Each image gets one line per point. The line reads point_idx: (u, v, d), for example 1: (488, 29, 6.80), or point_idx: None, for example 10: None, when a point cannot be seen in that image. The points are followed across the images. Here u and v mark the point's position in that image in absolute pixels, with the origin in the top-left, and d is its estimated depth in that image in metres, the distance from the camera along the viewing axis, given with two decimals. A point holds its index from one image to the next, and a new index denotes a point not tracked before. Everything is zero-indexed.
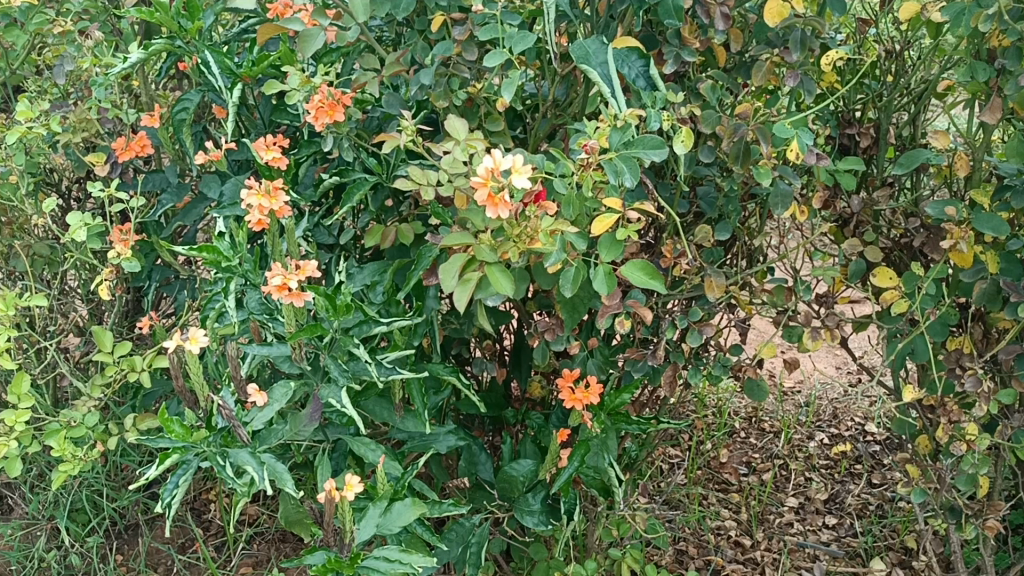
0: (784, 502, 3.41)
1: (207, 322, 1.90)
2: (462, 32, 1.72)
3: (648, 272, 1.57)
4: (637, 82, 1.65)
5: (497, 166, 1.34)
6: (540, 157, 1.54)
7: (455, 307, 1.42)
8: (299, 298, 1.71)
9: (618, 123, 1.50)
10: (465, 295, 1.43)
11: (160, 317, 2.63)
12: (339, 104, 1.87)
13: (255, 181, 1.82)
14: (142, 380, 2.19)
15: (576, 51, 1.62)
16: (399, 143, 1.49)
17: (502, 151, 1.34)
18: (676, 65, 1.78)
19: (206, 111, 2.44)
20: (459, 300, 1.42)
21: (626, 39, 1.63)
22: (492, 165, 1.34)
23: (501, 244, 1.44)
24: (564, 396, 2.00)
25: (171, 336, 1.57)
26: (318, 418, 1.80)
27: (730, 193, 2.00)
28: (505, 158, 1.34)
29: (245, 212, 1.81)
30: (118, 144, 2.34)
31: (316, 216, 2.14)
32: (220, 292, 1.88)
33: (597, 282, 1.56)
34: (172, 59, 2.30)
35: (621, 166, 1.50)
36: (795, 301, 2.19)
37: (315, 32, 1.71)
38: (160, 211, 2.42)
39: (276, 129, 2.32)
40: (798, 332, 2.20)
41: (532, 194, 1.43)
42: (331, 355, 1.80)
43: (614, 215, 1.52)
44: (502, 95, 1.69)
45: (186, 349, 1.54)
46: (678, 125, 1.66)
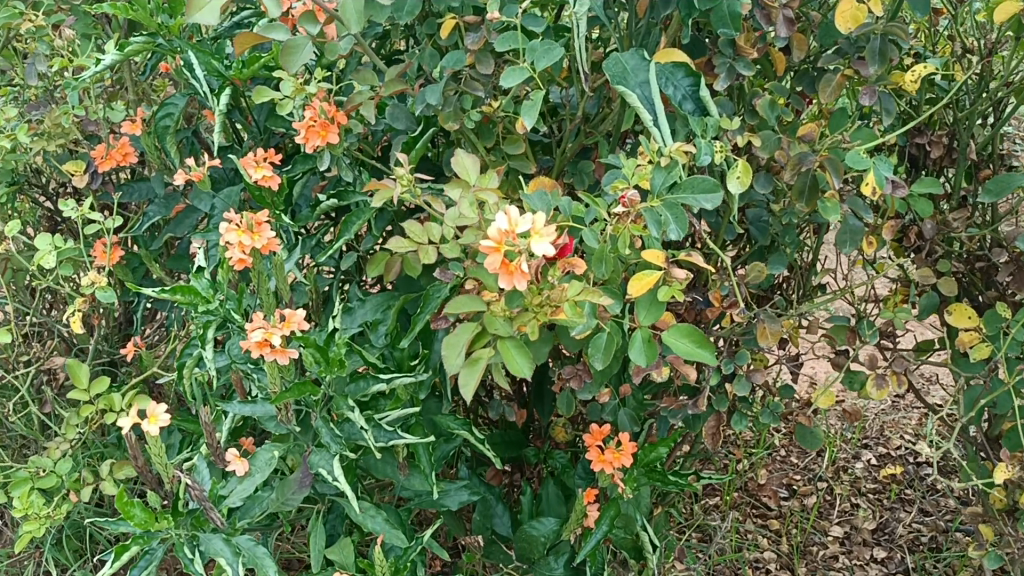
0: (828, 531, 3.15)
1: (183, 372, 1.66)
2: (476, 41, 1.46)
3: (696, 339, 1.30)
4: (683, 105, 1.38)
5: (512, 226, 1.08)
6: (566, 202, 1.28)
7: (461, 394, 1.16)
8: (283, 355, 1.46)
9: (661, 162, 1.24)
10: (473, 379, 1.16)
11: (149, 339, 2.40)
12: (333, 122, 1.61)
13: (235, 214, 1.57)
14: (121, 422, 1.97)
15: (611, 68, 1.35)
16: (394, 194, 1.24)
17: (520, 210, 1.08)
18: (729, 81, 1.50)
19: (196, 115, 2.20)
20: (465, 385, 1.15)
21: (671, 53, 1.36)
22: (506, 227, 1.08)
23: (517, 314, 1.17)
24: (592, 456, 1.74)
25: (125, 414, 1.32)
26: (308, 485, 1.56)
27: (787, 222, 1.72)
28: (523, 217, 1.08)
29: (223, 251, 1.56)
30: (97, 153, 2.10)
31: (312, 241, 1.89)
32: (197, 339, 1.64)
33: (634, 351, 1.29)
34: (156, 58, 2.07)
35: (666, 213, 1.24)
36: (858, 341, 1.91)
37: (301, 42, 1.44)
38: (147, 225, 2.18)
39: (270, 137, 2.07)
40: (861, 378, 1.92)
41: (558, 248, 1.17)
42: (322, 416, 1.56)
43: (655, 272, 1.26)
44: (523, 120, 1.41)
45: (144, 430, 1.30)
46: (733, 157, 1.38)
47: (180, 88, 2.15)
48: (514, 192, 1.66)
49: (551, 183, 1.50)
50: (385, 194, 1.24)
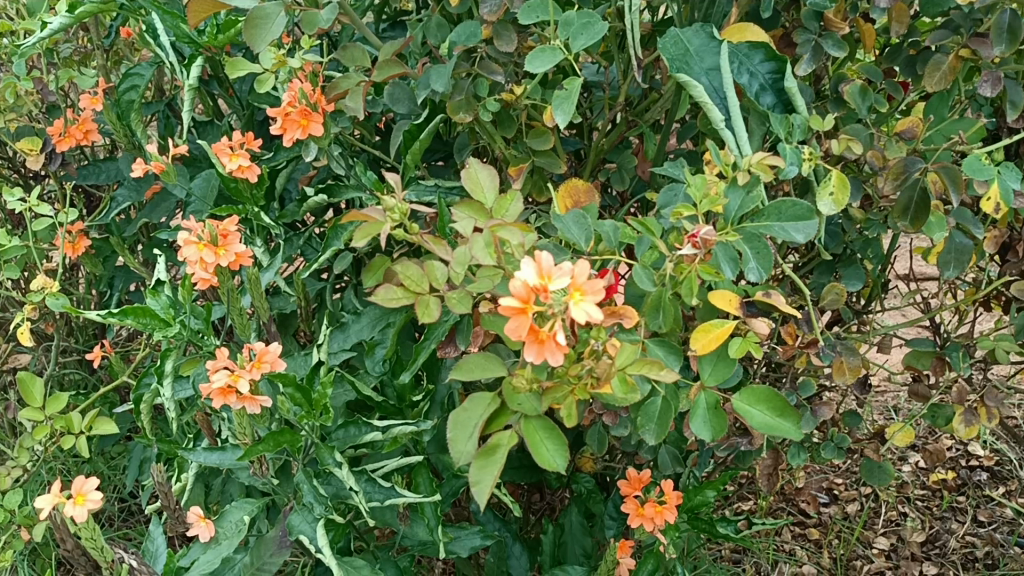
0: (873, 543, 2.72)
1: (140, 407, 1.39)
2: (494, 11, 1.16)
3: (776, 407, 1.02)
4: (761, 98, 1.06)
5: (546, 279, 0.79)
6: (612, 227, 0.99)
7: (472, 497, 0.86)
8: (254, 404, 1.19)
9: (739, 179, 0.96)
10: (489, 474, 0.87)
11: (121, 339, 2.13)
12: (317, 109, 1.30)
13: (196, 224, 1.28)
14: (79, 447, 1.70)
15: (668, 48, 1.04)
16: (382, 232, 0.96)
17: (558, 260, 0.79)
18: (814, 64, 1.19)
19: (168, 86, 1.90)
20: (478, 481, 0.86)
21: (747, 30, 1.08)
22: (536, 279, 0.79)
23: (549, 388, 0.88)
24: (628, 509, 1.47)
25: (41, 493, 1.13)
26: (288, 546, 1.30)
27: (871, 233, 1.42)
28: (561, 269, 0.79)
29: (182, 269, 1.27)
30: (53, 131, 1.81)
31: (301, 239, 1.60)
32: (156, 370, 1.37)
33: (695, 423, 1.00)
34: (120, 20, 1.80)
35: (744, 249, 0.96)
36: (944, 370, 1.61)
37: (273, 11, 1.12)
38: (115, 212, 1.90)
39: (253, 114, 1.76)
40: (946, 413, 1.61)
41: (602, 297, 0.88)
42: (304, 469, 1.29)
43: (727, 322, 0.97)
44: (555, 119, 1.06)
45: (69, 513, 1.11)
46: (825, 167, 1.08)
47: (149, 55, 1.86)
48: (539, 195, 1.36)
49: (585, 188, 1.23)
50: (371, 227, 0.96)
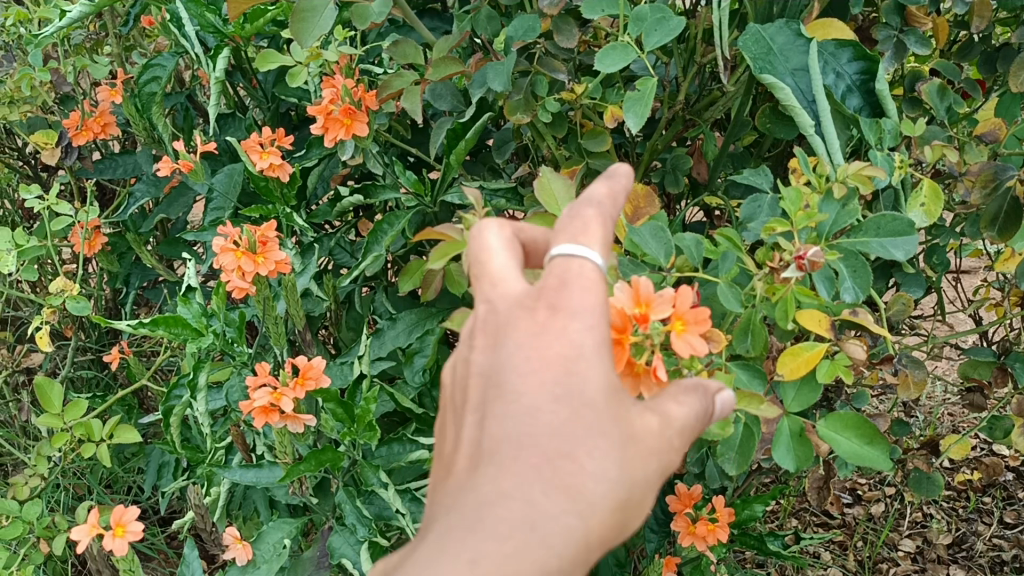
0: (898, 546, 2.33)
1: (170, 419, 1.33)
2: (555, 4, 1.08)
3: (865, 434, 0.95)
4: (846, 101, 0.98)
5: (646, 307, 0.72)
6: (693, 242, 0.93)
7: None
8: (298, 422, 1.14)
9: (835, 192, 0.89)
10: None
11: (138, 339, 2.05)
12: (360, 107, 1.22)
13: (233, 229, 1.22)
14: (98, 453, 1.63)
15: (751, 47, 0.96)
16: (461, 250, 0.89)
17: (659, 287, 0.73)
18: (895, 63, 1.11)
19: (189, 77, 1.82)
20: None
21: (830, 25, 1.00)
22: (636, 306, 0.72)
23: None
24: (679, 527, 1.40)
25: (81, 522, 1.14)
26: (327, 567, 1.27)
27: (938, 241, 1.35)
28: (662, 297, 0.73)
29: (219, 276, 1.20)
30: (70, 124, 1.73)
31: (332, 241, 1.52)
32: (186, 380, 1.30)
33: (778, 452, 0.93)
34: (139, 7, 1.72)
35: (838, 267, 0.89)
36: (1006, 381, 1.54)
37: (320, 3, 1.04)
38: (134, 208, 1.81)
39: (279, 107, 1.69)
40: (1006, 425, 1.55)
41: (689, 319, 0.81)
42: (345, 490, 1.21)
43: (818, 345, 0.91)
44: (627, 122, 0.98)
45: (110, 548, 1.12)
46: (915, 176, 1.01)
47: (169, 44, 1.77)
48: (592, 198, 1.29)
49: (644, 193, 1.13)
50: (449, 247, 0.88)
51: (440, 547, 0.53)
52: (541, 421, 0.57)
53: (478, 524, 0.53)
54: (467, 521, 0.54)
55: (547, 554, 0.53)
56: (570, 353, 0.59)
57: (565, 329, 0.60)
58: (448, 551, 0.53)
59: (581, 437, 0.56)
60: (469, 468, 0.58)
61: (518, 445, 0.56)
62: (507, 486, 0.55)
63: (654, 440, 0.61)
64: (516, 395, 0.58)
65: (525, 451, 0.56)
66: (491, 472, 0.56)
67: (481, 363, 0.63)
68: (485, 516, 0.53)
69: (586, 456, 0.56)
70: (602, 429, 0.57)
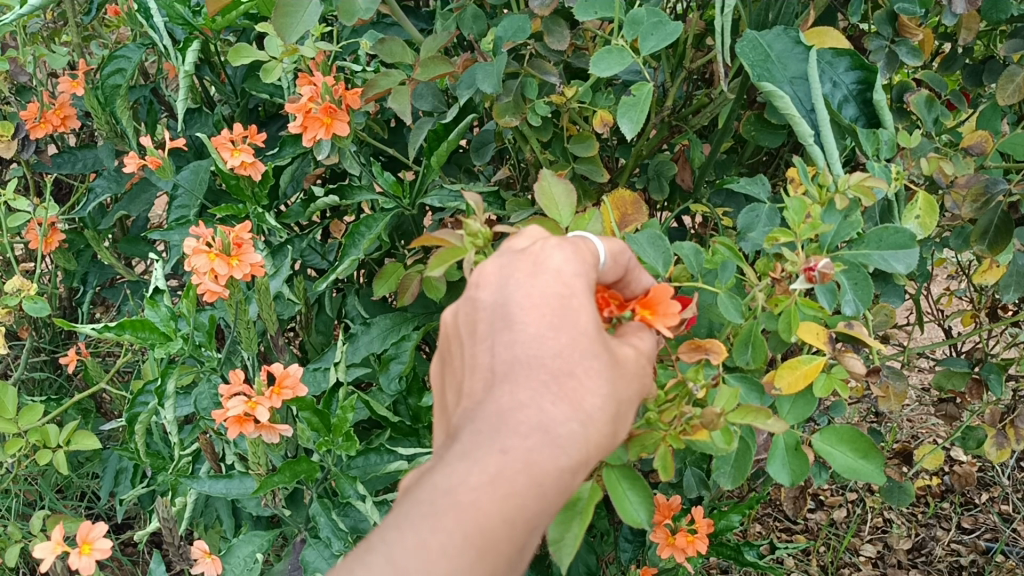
0: (859, 551, 2.31)
1: (136, 427, 1.28)
2: (547, 5, 1.05)
3: (861, 448, 0.94)
4: (843, 110, 0.96)
5: (615, 271, 0.77)
6: (692, 251, 0.91)
7: (558, 560, 0.80)
8: (273, 432, 1.10)
9: (836, 203, 0.87)
10: (577, 539, 0.80)
11: (94, 340, 1.97)
12: (341, 106, 1.18)
13: (208, 231, 1.17)
14: (54, 459, 1.56)
15: (748, 52, 0.94)
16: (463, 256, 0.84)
17: (628, 251, 0.77)
18: (887, 73, 1.11)
19: (154, 69, 1.77)
20: (567, 552, 0.79)
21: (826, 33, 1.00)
22: (608, 276, 0.77)
23: (637, 436, 0.80)
24: (658, 538, 1.38)
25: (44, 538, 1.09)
26: None
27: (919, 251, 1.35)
28: (630, 265, 0.78)
29: (190, 279, 1.15)
30: (28, 116, 1.66)
31: (304, 242, 1.47)
32: (154, 386, 1.25)
33: (774, 465, 0.92)
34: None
35: (840, 279, 0.87)
36: (982, 391, 1.54)
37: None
38: (93, 205, 1.73)
39: (248, 103, 1.64)
40: (977, 435, 1.55)
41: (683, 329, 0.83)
42: (320, 502, 1.17)
43: (815, 359, 0.90)
44: (621, 127, 0.95)
45: (74, 566, 1.07)
46: (910, 188, 1.01)
47: (134, 35, 1.71)
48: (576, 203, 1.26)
49: (633, 199, 1.10)
50: (449, 253, 0.83)
51: (467, 448, 0.58)
52: (545, 344, 0.62)
53: (498, 427, 0.59)
54: (489, 424, 0.59)
55: (558, 454, 0.59)
56: (565, 290, 0.65)
57: (556, 271, 0.67)
58: (473, 448, 0.58)
59: (581, 357, 0.62)
60: (480, 388, 0.63)
61: (529, 364, 0.61)
62: (522, 394, 0.60)
63: (640, 365, 0.67)
64: (528, 323, 0.63)
65: (533, 366, 0.61)
66: (505, 388, 0.61)
67: (486, 299, 0.68)
68: (504, 421, 0.59)
69: (587, 371, 0.62)
70: (595, 348, 0.63)
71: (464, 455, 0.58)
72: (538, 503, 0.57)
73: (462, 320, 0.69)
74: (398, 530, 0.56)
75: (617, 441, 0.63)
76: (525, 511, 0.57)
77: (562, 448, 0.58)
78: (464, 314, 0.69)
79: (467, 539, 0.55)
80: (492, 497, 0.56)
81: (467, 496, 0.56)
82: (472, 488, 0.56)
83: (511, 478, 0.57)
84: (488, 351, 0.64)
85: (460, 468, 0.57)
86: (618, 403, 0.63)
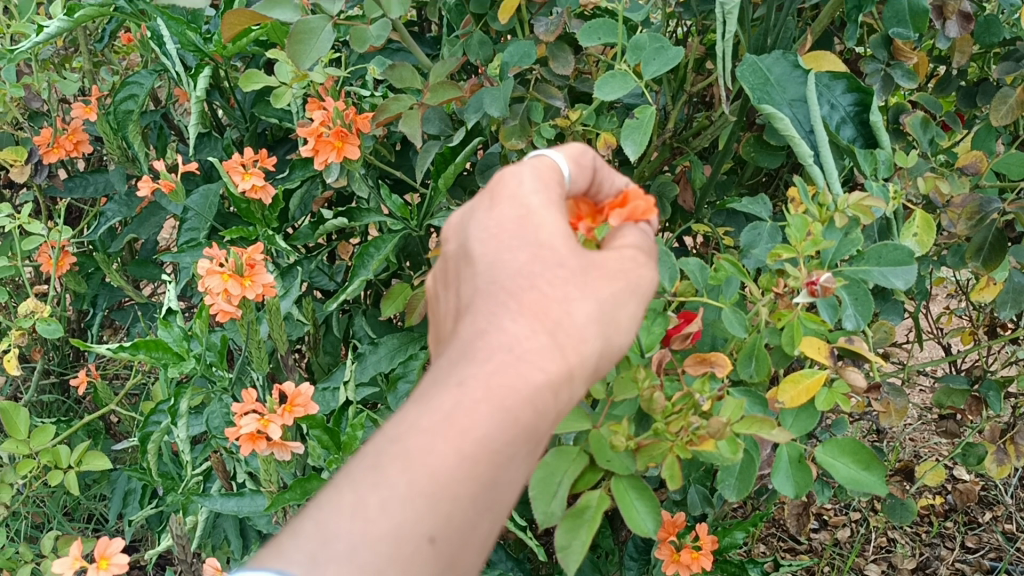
0: (864, 571, 2.31)
1: (148, 446, 1.30)
2: (551, 31, 1.11)
3: (862, 460, 0.96)
4: (841, 131, 1.00)
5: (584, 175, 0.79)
6: (696, 267, 0.94)
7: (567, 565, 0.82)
8: (285, 450, 1.11)
9: (836, 221, 0.90)
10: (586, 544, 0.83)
11: (103, 363, 2.00)
12: (352, 130, 1.21)
13: (221, 252, 1.20)
14: (65, 480, 1.58)
15: (749, 76, 0.97)
16: None
17: (590, 149, 0.80)
18: (883, 95, 1.14)
19: (164, 95, 1.80)
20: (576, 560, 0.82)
21: (825, 57, 1.02)
22: (581, 181, 0.80)
23: (645, 446, 0.84)
24: (663, 554, 1.39)
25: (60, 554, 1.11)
26: None
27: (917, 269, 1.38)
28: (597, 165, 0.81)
29: (203, 299, 1.18)
30: (42, 141, 1.69)
31: (312, 263, 1.50)
32: (167, 406, 1.27)
33: (777, 477, 0.94)
34: (117, 24, 1.70)
35: (841, 295, 0.90)
36: (982, 408, 1.55)
37: (318, 25, 1.04)
38: (104, 228, 1.76)
39: (257, 128, 1.67)
40: (978, 452, 1.57)
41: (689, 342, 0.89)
42: None
43: (817, 373, 0.92)
44: (624, 147, 0.98)
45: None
46: (907, 206, 1.03)
47: (146, 62, 1.75)
48: None
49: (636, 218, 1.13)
50: None
51: (427, 389, 0.60)
52: (507, 263, 0.66)
53: (459, 359, 0.61)
54: (451, 358, 0.61)
55: (524, 369, 0.60)
56: (523, 212, 0.70)
57: (512, 196, 0.71)
58: (433, 386, 0.60)
59: (542, 269, 0.65)
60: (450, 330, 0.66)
61: (491, 290, 0.65)
62: (482, 322, 0.63)
63: (622, 267, 0.69)
64: (488, 254, 0.68)
65: (495, 290, 0.65)
66: (469, 319, 0.64)
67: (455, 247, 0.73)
68: (466, 350, 0.61)
69: (550, 283, 0.65)
70: (560, 259, 0.66)
71: (421, 399, 0.59)
72: (502, 425, 0.58)
73: (445, 275, 0.75)
74: (342, 486, 0.56)
75: (597, 348, 0.65)
76: (488, 436, 0.57)
77: (527, 363, 0.60)
78: (441, 268, 0.75)
79: (416, 488, 0.55)
80: (447, 436, 0.57)
81: (421, 436, 0.57)
82: (429, 427, 0.57)
83: (469, 411, 0.58)
84: (459, 291, 0.68)
85: (417, 410, 0.59)
86: (593, 308, 0.65)
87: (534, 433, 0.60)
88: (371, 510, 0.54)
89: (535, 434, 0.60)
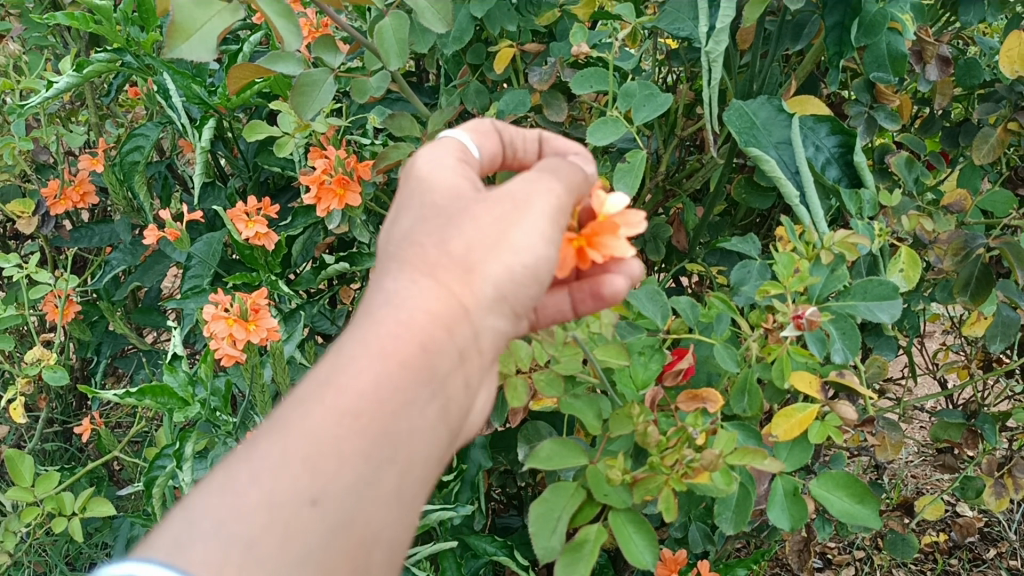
0: None
1: (153, 491, 1.31)
2: (544, 80, 1.16)
3: (856, 492, 0.97)
4: (826, 171, 1.03)
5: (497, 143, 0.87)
6: (689, 305, 0.97)
7: None
8: None
9: (822, 258, 0.92)
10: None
11: (106, 410, 2.01)
12: (353, 177, 1.25)
13: (226, 297, 1.23)
14: (69, 526, 1.59)
15: (735, 120, 1.01)
16: None
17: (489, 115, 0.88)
18: (867, 137, 1.18)
19: (170, 146, 1.84)
20: None
21: (809, 102, 1.07)
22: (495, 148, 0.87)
23: (640, 479, 0.86)
24: None
25: None
26: None
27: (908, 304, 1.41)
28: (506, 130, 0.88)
29: (208, 344, 1.20)
30: (49, 193, 1.73)
31: (315, 308, 1.53)
32: (171, 450, 1.29)
33: (774, 511, 0.95)
34: (125, 79, 1.75)
35: (829, 329, 0.92)
36: (978, 441, 1.57)
37: (320, 77, 1.08)
38: (109, 276, 1.78)
39: (261, 176, 1.71)
40: (977, 485, 1.57)
41: (682, 379, 0.94)
42: None
43: (809, 407, 0.94)
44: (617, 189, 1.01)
45: None
46: (894, 243, 1.06)
47: (152, 115, 1.80)
48: None
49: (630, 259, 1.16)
50: None
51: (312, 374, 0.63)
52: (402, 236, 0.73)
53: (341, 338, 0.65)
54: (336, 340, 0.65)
55: (402, 319, 0.64)
56: (416, 193, 0.76)
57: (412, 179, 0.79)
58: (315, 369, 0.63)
59: (424, 231, 0.71)
60: None
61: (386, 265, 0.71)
62: (367, 303, 0.67)
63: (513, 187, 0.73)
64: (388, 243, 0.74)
65: (390, 262, 0.71)
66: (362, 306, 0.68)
67: None
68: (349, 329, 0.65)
69: (428, 239, 0.70)
70: (441, 212, 0.72)
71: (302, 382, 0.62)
72: (376, 375, 0.60)
73: None
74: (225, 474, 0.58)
75: (486, 268, 0.68)
76: (363, 389, 0.60)
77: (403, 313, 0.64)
78: None
79: (291, 453, 0.56)
80: (321, 400, 0.59)
81: (294, 410, 0.59)
82: (307, 398, 0.60)
83: (346, 370, 0.60)
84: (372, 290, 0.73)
85: (297, 392, 0.61)
86: (474, 243, 0.69)
87: (423, 380, 0.62)
88: (242, 482, 0.55)
89: (423, 383, 0.62)
